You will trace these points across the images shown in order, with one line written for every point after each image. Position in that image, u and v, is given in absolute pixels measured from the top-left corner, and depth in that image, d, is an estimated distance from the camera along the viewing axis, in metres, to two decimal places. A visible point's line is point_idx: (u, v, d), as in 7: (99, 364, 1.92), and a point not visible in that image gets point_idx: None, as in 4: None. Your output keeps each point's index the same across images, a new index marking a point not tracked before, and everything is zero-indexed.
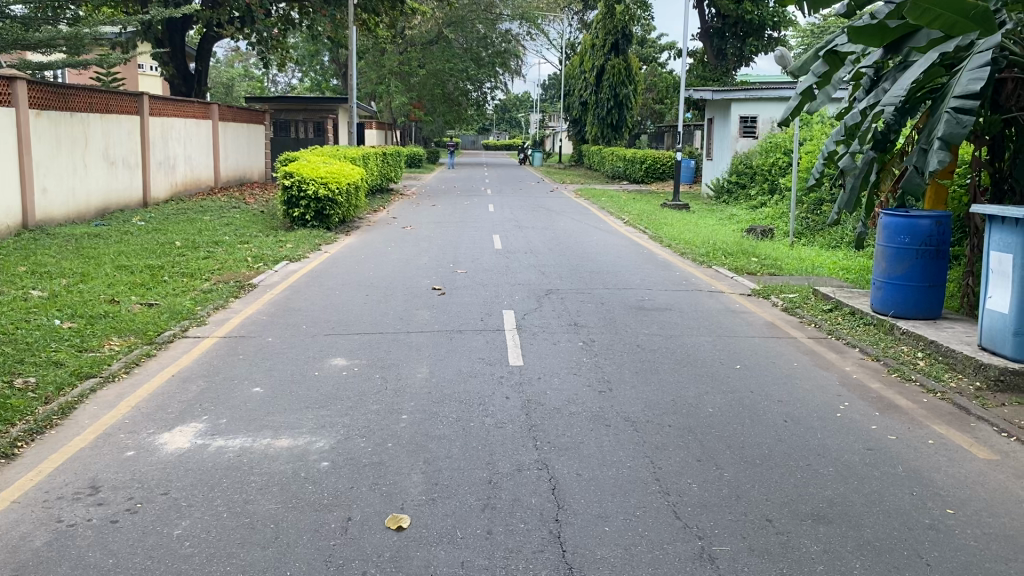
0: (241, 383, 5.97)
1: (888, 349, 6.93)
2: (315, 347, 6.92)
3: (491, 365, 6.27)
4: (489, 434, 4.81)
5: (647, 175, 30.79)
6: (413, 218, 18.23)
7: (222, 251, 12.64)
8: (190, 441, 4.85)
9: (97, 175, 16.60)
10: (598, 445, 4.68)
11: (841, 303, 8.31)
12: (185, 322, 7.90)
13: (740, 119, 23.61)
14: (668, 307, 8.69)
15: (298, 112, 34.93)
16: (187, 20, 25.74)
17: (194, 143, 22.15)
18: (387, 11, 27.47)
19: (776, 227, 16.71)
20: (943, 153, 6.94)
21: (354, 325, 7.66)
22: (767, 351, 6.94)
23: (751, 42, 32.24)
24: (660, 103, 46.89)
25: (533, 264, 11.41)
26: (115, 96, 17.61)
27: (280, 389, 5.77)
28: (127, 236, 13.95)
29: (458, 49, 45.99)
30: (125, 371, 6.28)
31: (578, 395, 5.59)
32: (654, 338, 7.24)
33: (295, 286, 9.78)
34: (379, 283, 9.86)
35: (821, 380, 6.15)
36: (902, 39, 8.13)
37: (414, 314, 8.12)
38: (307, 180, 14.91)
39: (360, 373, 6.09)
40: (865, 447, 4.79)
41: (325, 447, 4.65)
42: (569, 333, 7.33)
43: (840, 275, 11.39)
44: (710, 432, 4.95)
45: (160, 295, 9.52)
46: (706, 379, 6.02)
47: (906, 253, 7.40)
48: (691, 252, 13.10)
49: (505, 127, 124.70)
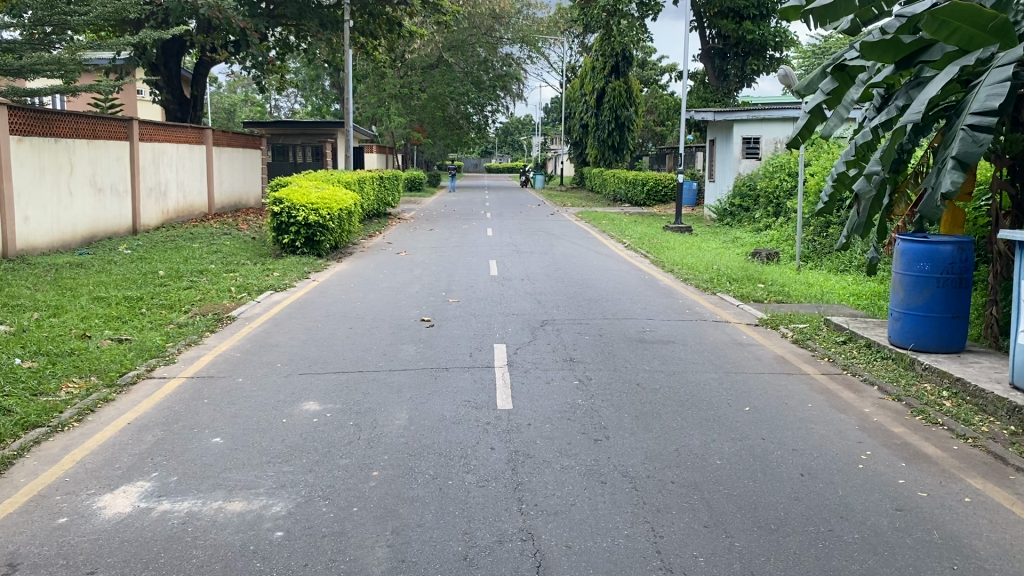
0: (201, 433, 5.43)
1: (911, 387, 6.36)
2: (287, 389, 6.38)
3: (477, 409, 5.72)
4: (469, 497, 4.26)
5: (649, 198, 30.41)
6: (409, 243, 17.77)
7: (206, 281, 12.13)
8: (132, 505, 4.31)
9: (83, 203, 16.16)
10: (591, 508, 4.13)
11: (857, 335, 7.76)
12: (152, 361, 7.35)
13: (743, 140, 23.20)
14: (670, 339, 8.15)
15: (296, 137, 34.68)
16: (182, 45, 25.53)
17: (187, 168, 21.74)
18: (384, 35, 27.13)
19: (782, 250, 16.20)
20: (957, 175, 6.48)
21: (332, 363, 7.12)
22: (778, 391, 6.40)
23: (752, 62, 31.78)
24: (662, 124, 46.56)
25: (529, 292, 10.90)
26: (103, 122, 17.18)
27: (243, 440, 5.25)
28: (110, 265, 13.46)
29: (459, 72, 45.71)
30: (77, 419, 5.74)
31: (572, 443, 5.05)
32: (656, 376, 6.69)
33: (276, 319, 9.25)
34: (365, 314, 9.32)
35: (838, 424, 5.59)
36: (916, 54, 7.66)
37: (399, 349, 7.59)
38: (298, 207, 14.48)
39: (331, 422, 5.54)
40: (894, 507, 4.24)
41: (281, 514, 4.13)
42: (564, 370, 6.80)
43: (851, 302, 10.85)
44: (716, 490, 4.40)
45: (134, 330, 8.99)
46: (712, 425, 5.47)
47: (927, 281, 6.86)
48: (694, 278, 12.58)
49: (507, 149, 124.65)
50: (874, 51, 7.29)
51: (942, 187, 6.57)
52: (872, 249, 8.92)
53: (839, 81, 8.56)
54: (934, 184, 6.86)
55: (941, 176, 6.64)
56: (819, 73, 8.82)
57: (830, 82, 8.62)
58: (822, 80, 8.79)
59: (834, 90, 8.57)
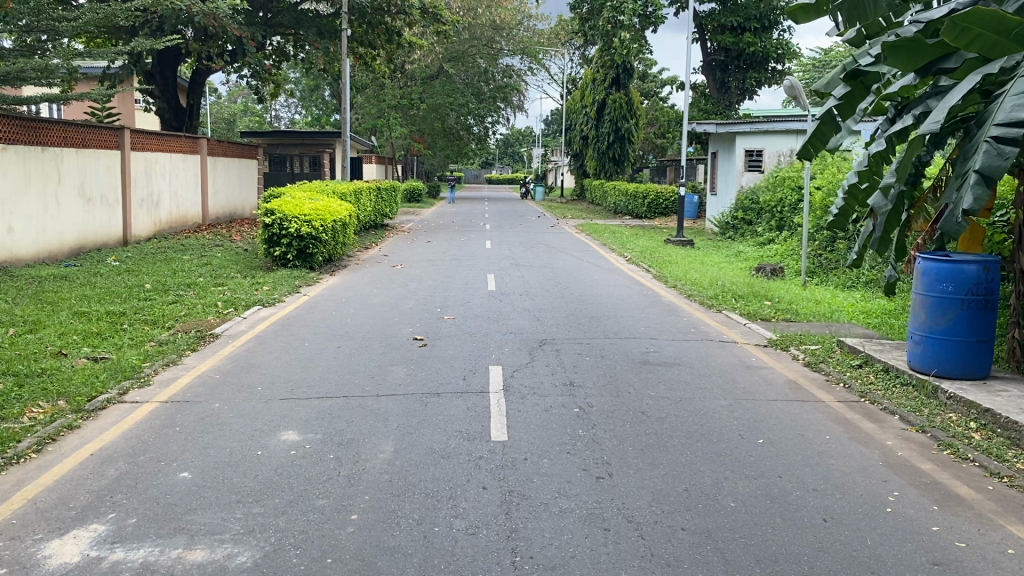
0: (168, 466, 4.99)
1: (935, 417, 5.93)
2: (266, 417, 5.95)
3: (469, 440, 5.29)
4: (456, 547, 3.82)
5: (649, 210, 30.04)
6: (404, 256, 17.35)
7: (193, 295, 11.71)
8: (81, 552, 3.87)
9: (72, 213, 15.76)
10: (594, 561, 3.70)
11: (873, 358, 7.34)
12: (125, 383, 6.90)
13: (746, 153, 22.82)
14: (675, 361, 7.71)
15: (293, 147, 34.38)
16: (179, 53, 25.13)
17: (181, 178, 21.35)
18: (383, 44, 26.74)
19: (787, 265, 15.81)
20: (980, 190, 6.07)
21: (316, 387, 6.69)
22: (792, 420, 5.97)
23: (754, 74, 31.44)
24: (662, 137, 46.22)
25: (527, 308, 10.50)
26: (93, 130, 16.79)
27: (212, 475, 4.82)
28: (95, 277, 13.02)
29: (460, 84, 45.43)
30: (36, 449, 5.29)
31: (572, 482, 4.61)
32: (662, 402, 6.25)
33: (261, 337, 8.82)
34: (355, 332, 8.89)
35: (861, 460, 5.15)
36: (935, 61, 7.25)
37: (388, 371, 7.16)
38: (289, 218, 14.08)
39: (309, 455, 5.11)
40: (930, 560, 3.80)
41: (246, 565, 3.71)
42: (563, 396, 6.36)
43: (862, 320, 10.45)
44: (732, 539, 3.96)
45: (112, 349, 8.54)
46: (723, 460, 5.03)
47: (950, 303, 6.44)
48: (698, 294, 12.18)
49: (508, 161, 124.33)
50: (895, 55, 6.94)
51: (963, 202, 6.16)
52: (888, 265, 8.51)
53: (852, 88, 8.16)
54: (955, 200, 6.45)
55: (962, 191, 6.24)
56: (835, 76, 8.41)
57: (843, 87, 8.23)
58: (836, 85, 8.40)
59: (847, 95, 8.18)
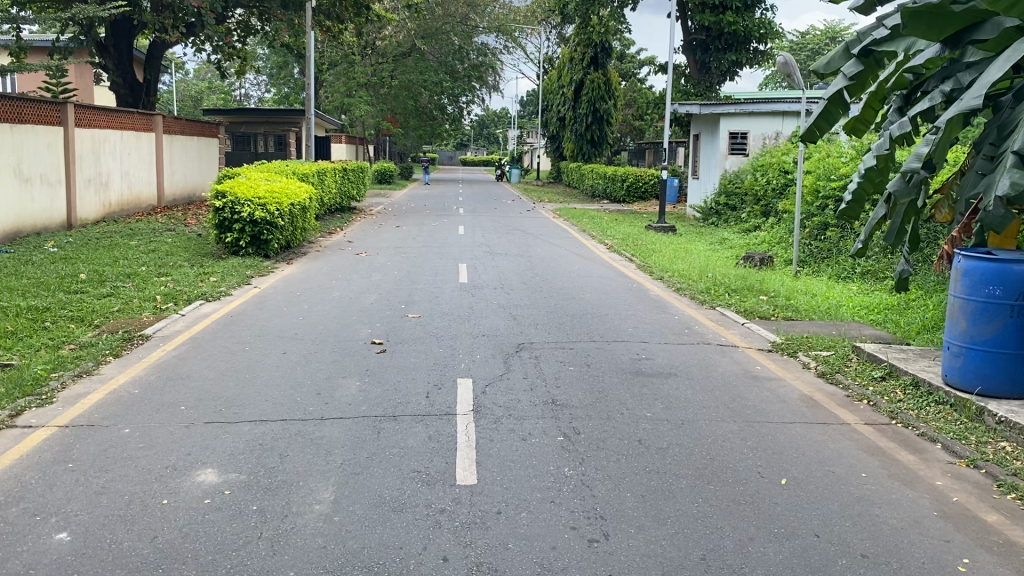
0: (42, 525, 3.90)
1: (986, 447, 4.99)
2: (183, 449, 4.88)
3: (428, 485, 4.26)
4: None
5: (629, 194, 29.07)
6: (372, 243, 16.23)
7: (132, 288, 10.51)
8: None
9: (7, 194, 14.49)
10: None
11: (899, 370, 6.37)
12: (21, 402, 5.74)
13: (730, 135, 21.78)
14: (670, 370, 6.70)
15: (258, 125, 33.11)
16: (134, 25, 23.68)
17: (134, 157, 20.01)
18: (352, 18, 25.25)
19: (776, 254, 14.90)
20: (1017, 173, 5.29)
21: (251, 407, 5.62)
22: (817, 451, 5.00)
23: (734, 54, 30.42)
24: (641, 119, 45.25)
25: (501, 304, 9.45)
26: (30, 104, 15.46)
27: (97, 538, 3.76)
28: (26, 266, 11.78)
29: (433, 61, 43.75)
30: None
31: (558, 550, 3.61)
32: (661, 428, 5.26)
33: (198, 339, 7.70)
34: (305, 334, 7.80)
35: (909, 509, 4.21)
36: (963, 33, 6.36)
37: (338, 386, 6.09)
38: (242, 201, 12.97)
39: (228, 508, 4.07)
40: None
41: None
42: (544, 419, 5.34)
43: (867, 318, 9.52)
44: None
45: (22, 351, 7.35)
46: (745, 512, 4.06)
47: (997, 309, 5.52)
48: (687, 287, 11.23)
49: (482, 143, 122.24)
50: (916, 22, 6.02)
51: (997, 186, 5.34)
52: (905, 261, 7.64)
53: (864, 65, 7.25)
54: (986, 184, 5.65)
55: (997, 175, 5.47)
56: (841, 55, 7.53)
57: (854, 65, 7.30)
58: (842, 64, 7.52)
59: (858, 73, 7.27)
